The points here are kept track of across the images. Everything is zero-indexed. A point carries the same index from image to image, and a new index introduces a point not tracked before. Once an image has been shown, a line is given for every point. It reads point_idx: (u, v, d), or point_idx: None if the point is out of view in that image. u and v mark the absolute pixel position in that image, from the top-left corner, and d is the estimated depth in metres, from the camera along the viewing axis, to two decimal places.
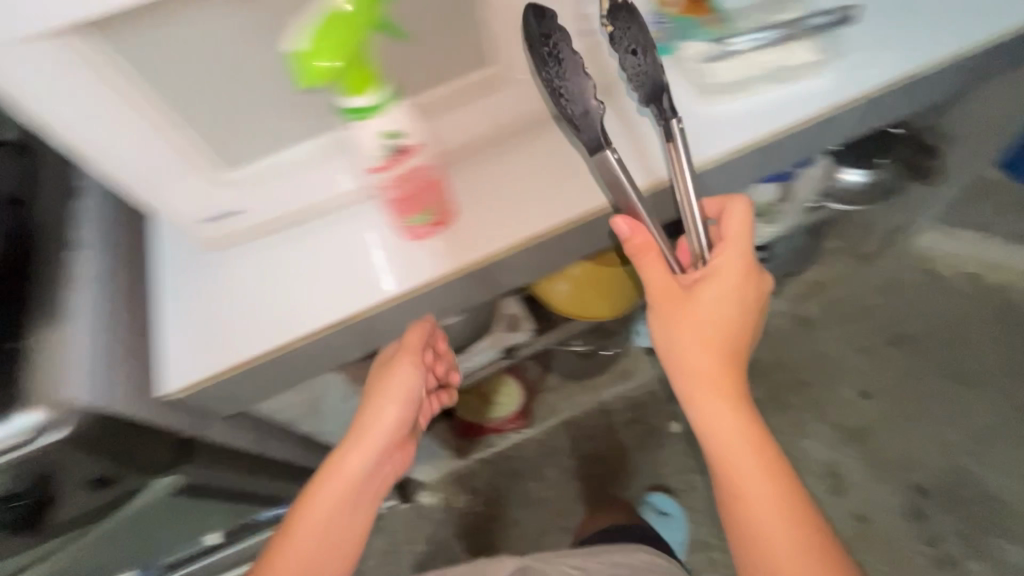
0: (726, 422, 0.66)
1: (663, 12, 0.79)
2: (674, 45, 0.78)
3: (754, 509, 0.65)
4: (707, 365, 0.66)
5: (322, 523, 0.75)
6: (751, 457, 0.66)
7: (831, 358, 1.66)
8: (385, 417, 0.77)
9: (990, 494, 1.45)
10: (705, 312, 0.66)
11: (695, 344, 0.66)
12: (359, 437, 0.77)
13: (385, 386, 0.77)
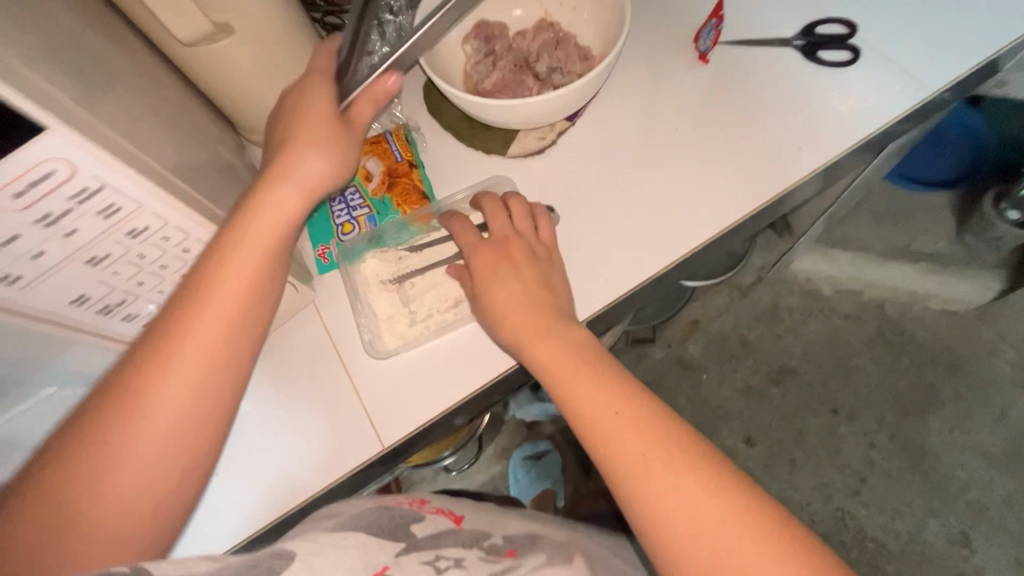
0: (543, 351, 0.60)
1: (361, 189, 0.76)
2: (380, 237, 0.75)
3: (616, 449, 0.53)
4: (517, 319, 0.62)
5: (195, 378, 0.54)
6: (592, 387, 0.57)
7: (715, 405, 1.56)
8: (258, 218, 0.58)
9: (874, 540, 1.41)
10: (512, 270, 0.65)
11: (502, 305, 0.64)
12: (226, 247, 0.57)
13: (284, 164, 0.60)
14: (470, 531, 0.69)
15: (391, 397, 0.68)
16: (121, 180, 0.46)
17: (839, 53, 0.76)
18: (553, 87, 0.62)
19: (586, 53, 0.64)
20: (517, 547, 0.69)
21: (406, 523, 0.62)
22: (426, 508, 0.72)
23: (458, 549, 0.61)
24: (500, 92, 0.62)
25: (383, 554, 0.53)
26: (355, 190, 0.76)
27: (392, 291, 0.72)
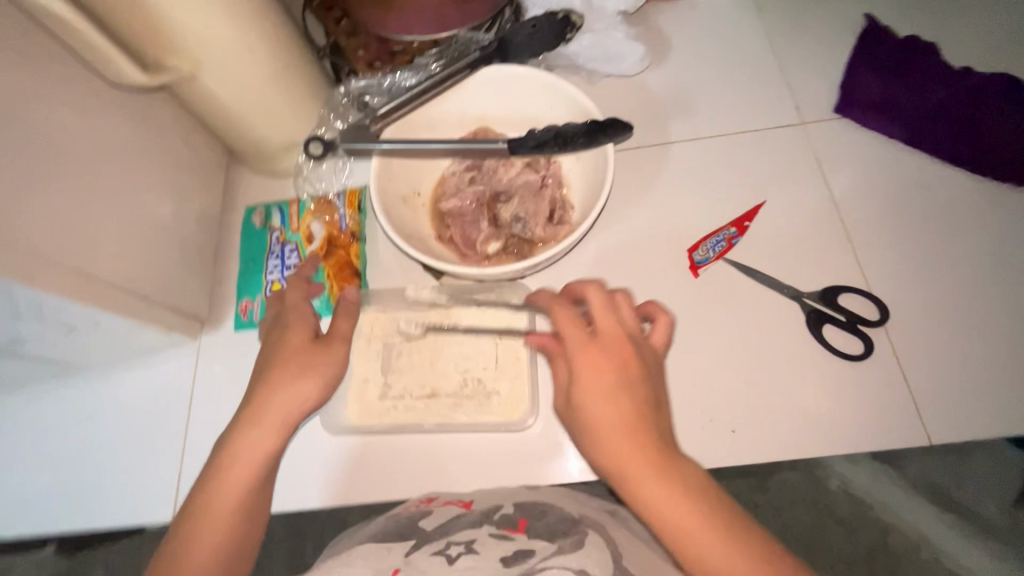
0: (659, 500, 0.37)
1: (299, 248, 0.62)
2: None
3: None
4: (620, 453, 0.39)
5: (231, 509, 0.44)
6: (702, 535, 0.36)
7: None
8: (280, 396, 0.47)
9: None
10: (612, 368, 0.42)
11: (608, 434, 0.40)
12: (255, 416, 0.46)
13: (255, 406, 0.47)
14: (480, 503, 0.48)
15: None
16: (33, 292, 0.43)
17: (843, 349, 0.52)
18: (511, 237, 0.55)
19: (561, 207, 0.56)
20: (529, 512, 0.46)
21: (412, 521, 0.45)
22: (435, 501, 0.50)
23: (467, 533, 0.42)
24: (440, 238, 0.56)
25: (388, 557, 0.39)
26: (293, 246, 0.62)
27: (376, 350, 0.57)
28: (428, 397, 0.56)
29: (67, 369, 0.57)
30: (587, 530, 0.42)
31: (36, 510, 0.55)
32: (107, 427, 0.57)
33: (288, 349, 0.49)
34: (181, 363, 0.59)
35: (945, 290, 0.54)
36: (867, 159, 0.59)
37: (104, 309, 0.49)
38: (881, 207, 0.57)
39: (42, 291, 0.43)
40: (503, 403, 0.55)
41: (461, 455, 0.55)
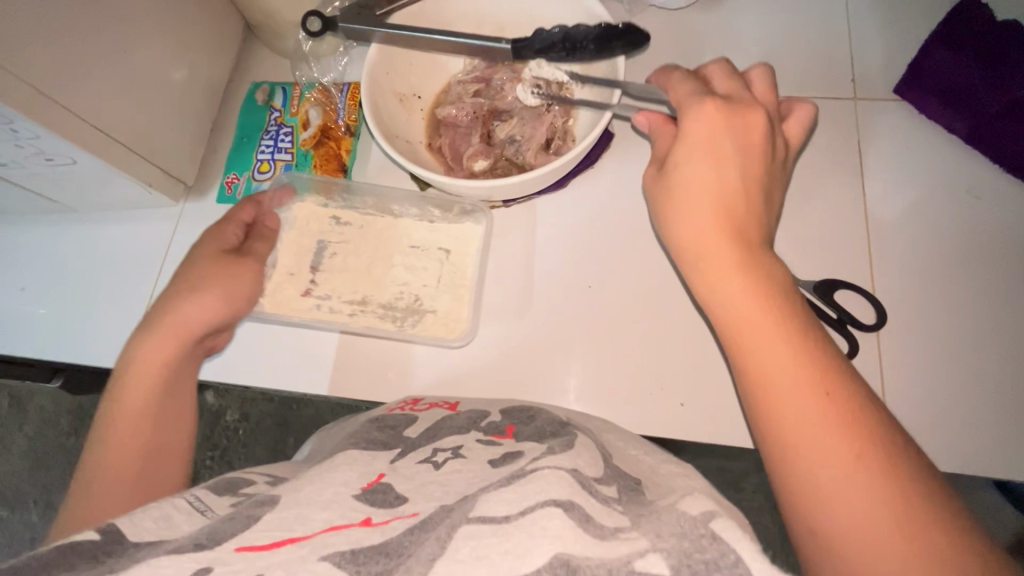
0: (727, 286, 0.35)
1: (293, 132, 0.60)
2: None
3: (799, 432, 0.31)
4: (703, 235, 0.36)
5: (143, 434, 0.44)
6: (760, 323, 0.33)
7: None
8: (191, 306, 0.48)
9: None
10: (728, 144, 0.36)
11: (694, 204, 0.37)
12: (151, 324, 0.47)
13: (158, 314, 0.48)
14: (470, 407, 0.48)
15: None
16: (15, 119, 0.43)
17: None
18: (499, 158, 0.53)
19: (561, 136, 0.52)
20: (517, 418, 0.46)
21: (397, 430, 0.44)
22: (421, 403, 0.49)
23: (453, 439, 0.41)
24: (432, 147, 0.54)
25: (374, 462, 0.37)
26: (288, 130, 0.60)
27: (311, 245, 0.56)
28: (356, 302, 0.55)
29: (57, 205, 0.59)
30: (575, 431, 0.40)
31: (13, 331, 0.58)
32: (85, 269, 0.60)
33: (201, 273, 0.50)
34: (163, 223, 0.60)
35: (967, 298, 0.49)
36: (917, 145, 0.53)
37: (81, 148, 0.48)
38: (916, 199, 0.52)
39: (15, 112, 0.42)
40: (436, 321, 0.53)
41: (422, 368, 0.53)
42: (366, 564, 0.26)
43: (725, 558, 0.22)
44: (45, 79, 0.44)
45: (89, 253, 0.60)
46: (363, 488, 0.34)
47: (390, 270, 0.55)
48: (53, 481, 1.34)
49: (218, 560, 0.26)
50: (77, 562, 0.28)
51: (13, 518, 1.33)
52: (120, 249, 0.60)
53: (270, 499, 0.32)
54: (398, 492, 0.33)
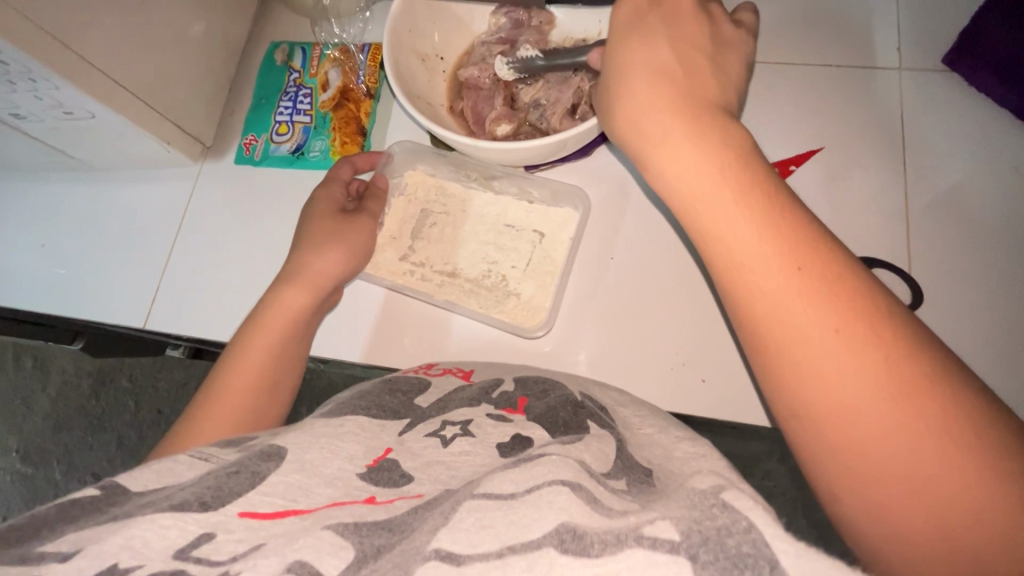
0: (676, 155, 0.33)
1: (312, 93, 0.59)
2: (302, 155, 0.58)
3: (760, 292, 0.30)
4: (647, 111, 0.34)
5: (249, 382, 0.45)
6: (716, 185, 0.32)
7: None
8: (314, 257, 0.50)
9: None
10: (650, 30, 0.36)
11: (634, 82, 0.35)
12: (290, 274, 0.50)
13: (296, 260, 0.51)
14: (483, 377, 0.47)
15: (186, 314, 0.56)
16: (41, 71, 0.43)
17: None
18: (524, 122, 0.51)
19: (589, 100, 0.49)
20: (531, 391, 0.44)
21: (408, 397, 0.42)
22: (436, 368, 0.49)
23: (464, 411, 0.40)
24: (454, 112, 0.53)
25: (382, 434, 0.36)
26: (307, 91, 0.59)
27: (413, 212, 0.56)
28: (448, 274, 0.54)
29: (75, 162, 0.59)
30: (586, 422, 0.38)
31: (36, 287, 0.58)
32: (105, 228, 0.60)
33: (323, 230, 0.52)
34: (181, 183, 0.59)
35: (1005, 280, 0.46)
36: (961, 120, 0.50)
37: (99, 103, 0.47)
38: (957, 178, 0.49)
39: (35, 63, 0.42)
40: (520, 305, 0.52)
41: (456, 335, 0.53)
42: (370, 536, 0.26)
43: (736, 523, 0.21)
44: (67, 29, 0.43)
45: (109, 210, 0.60)
46: (370, 464, 0.33)
47: (467, 245, 0.55)
48: (74, 441, 1.38)
49: (221, 527, 0.27)
50: (79, 515, 0.28)
51: (36, 475, 1.37)
52: (140, 207, 0.59)
53: (277, 453, 0.32)
54: (404, 470, 0.33)
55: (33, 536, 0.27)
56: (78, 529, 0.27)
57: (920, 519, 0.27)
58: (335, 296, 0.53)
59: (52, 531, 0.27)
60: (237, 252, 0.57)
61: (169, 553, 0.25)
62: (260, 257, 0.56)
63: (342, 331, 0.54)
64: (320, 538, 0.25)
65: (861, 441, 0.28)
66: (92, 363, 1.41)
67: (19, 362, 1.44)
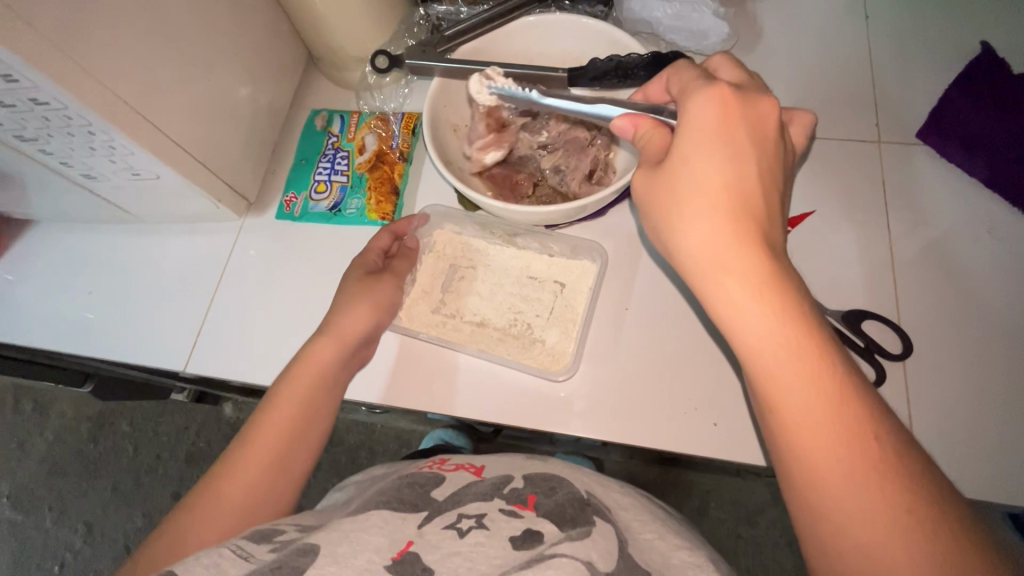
0: (740, 292, 0.34)
1: (349, 156, 0.65)
2: (339, 212, 0.63)
3: (808, 425, 0.32)
4: (716, 237, 0.35)
5: (284, 429, 0.49)
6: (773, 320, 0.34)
7: None
8: (342, 318, 0.54)
9: None
10: (731, 143, 0.36)
11: (704, 202, 0.36)
12: (321, 329, 0.54)
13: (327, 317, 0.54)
14: (494, 473, 0.51)
15: (225, 358, 0.59)
16: (124, 142, 0.48)
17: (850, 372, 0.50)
18: (544, 185, 0.57)
19: (603, 168, 0.56)
20: (539, 488, 0.48)
21: (425, 491, 0.47)
22: (448, 463, 0.55)
23: (478, 505, 0.45)
24: (481, 173, 0.57)
25: (404, 527, 0.42)
26: (344, 154, 0.65)
27: (442, 268, 0.61)
28: (477, 324, 0.58)
29: (128, 215, 0.63)
30: (592, 517, 0.44)
31: (82, 332, 0.62)
32: (152, 276, 0.64)
33: (355, 291, 0.55)
34: (224, 237, 0.64)
35: (984, 339, 0.51)
36: (929, 195, 0.56)
37: (170, 168, 0.53)
38: (928, 247, 0.54)
39: (118, 133, 0.47)
40: (545, 352, 0.56)
41: (465, 374, 0.56)
42: None
43: None
44: (147, 109, 0.49)
45: (156, 260, 0.64)
46: (394, 557, 0.39)
47: (490, 301, 0.59)
48: (69, 487, 1.36)
49: None
50: None
51: (26, 523, 1.34)
52: (185, 257, 0.64)
53: (313, 548, 0.39)
54: (425, 564, 0.38)
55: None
56: None
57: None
58: (366, 351, 0.56)
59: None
60: (276, 299, 0.61)
61: None
62: (301, 304, 0.60)
63: (363, 380, 0.57)
64: None
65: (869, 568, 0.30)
66: (93, 407, 1.41)
67: (18, 405, 1.44)
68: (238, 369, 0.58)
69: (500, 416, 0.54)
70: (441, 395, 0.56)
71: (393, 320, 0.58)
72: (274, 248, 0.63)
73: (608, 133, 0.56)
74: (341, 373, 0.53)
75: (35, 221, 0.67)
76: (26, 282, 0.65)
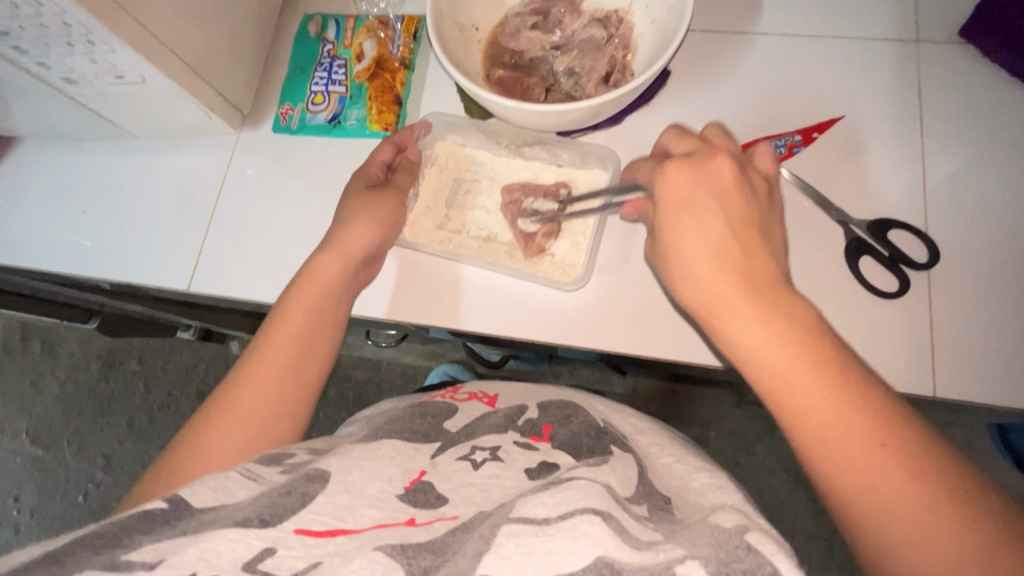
0: (752, 340, 0.36)
1: (347, 64, 0.60)
2: (339, 124, 0.59)
3: (824, 445, 0.34)
4: (715, 295, 0.37)
5: (293, 343, 0.47)
6: (784, 365, 0.35)
7: None
8: (348, 232, 0.52)
9: None
10: (704, 186, 0.39)
11: (696, 261, 0.38)
12: (326, 244, 0.52)
13: (333, 231, 0.53)
14: (508, 403, 0.53)
15: (228, 278, 0.58)
16: (106, 38, 0.45)
17: (874, 283, 0.49)
18: (557, 91, 0.53)
19: (620, 71, 0.52)
20: (554, 417, 0.50)
21: (438, 422, 0.49)
22: (461, 393, 0.57)
23: (492, 437, 0.46)
24: (508, 205, 0.56)
25: (417, 457, 0.43)
26: (342, 62, 0.61)
27: (446, 181, 0.59)
28: (484, 239, 0.57)
29: (116, 128, 0.60)
30: (609, 447, 0.44)
31: (80, 252, 0.60)
32: (146, 194, 0.61)
33: (363, 204, 0.53)
34: (219, 151, 0.61)
35: (1011, 249, 0.49)
36: (962, 101, 0.53)
37: (154, 68, 0.49)
38: (959, 158, 0.51)
39: (99, 28, 0.44)
40: (556, 265, 0.54)
41: (472, 285, 0.55)
42: (418, 559, 0.31)
43: (761, 568, 0.28)
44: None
45: (150, 179, 0.61)
46: (406, 487, 0.39)
47: (497, 214, 0.57)
48: (84, 424, 1.39)
49: (281, 541, 0.32)
50: (152, 524, 0.33)
51: (47, 457, 1.38)
52: (180, 175, 0.61)
53: (321, 474, 0.37)
54: (439, 492, 0.39)
55: (113, 544, 0.31)
56: (155, 539, 0.31)
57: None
58: (370, 268, 0.54)
59: (131, 540, 0.31)
60: (278, 216, 0.59)
61: (239, 564, 0.30)
62: (304, 220, 0.58)
63: (368, 295, 0.56)
64: (375, 561, 0.31)
65: (918, 566, 0.32)
66: (101, 347, 1.42)
67: (27, 345, 1.45)
68: (241, 289, 0.57)
69: (505, 329, 0.54)
70: (452, 312, 0.55)
71: (398, 236, 0.56)
72: (272, 165, 0.60)
73: (626, 31, 0.53)
74: (348, 289, 0.52)
75: (21, 139, 0.64)
76: (18, 202, 0.63)
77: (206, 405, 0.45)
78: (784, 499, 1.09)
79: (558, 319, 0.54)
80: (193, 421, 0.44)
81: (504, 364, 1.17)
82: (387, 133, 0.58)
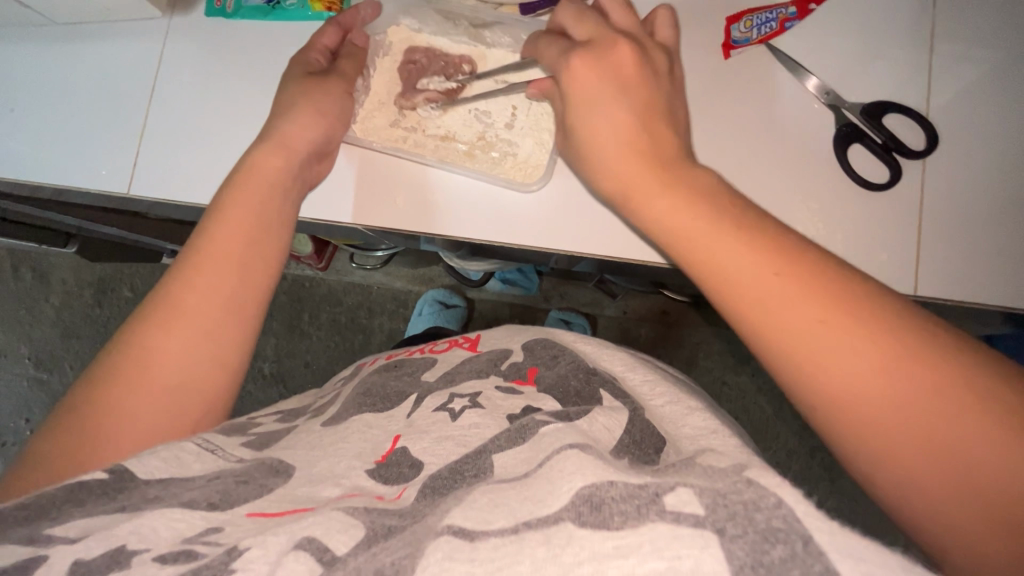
0: (667, 215, 0.36)
1: None
2: (279, 6, 0.54)
3: (774, 323, 0.31)
4: (630, 179, 0.38)
5: (240, 242, 0.44)
6: (716, 240, 0.34)
7: None
8: (291, 126, 0.48)
9: None
10: (611, 73, 0.41)
11: (607, 149, 0.40)
12: (266, 138, 0.48)
13: (274, 125, 0.49)
14: (491, 347, 0.51)
15: (177, 182, 0.54)
16: None
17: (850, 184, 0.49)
18: None
19: None
20: (541, 359, 0.48)
21: (416, 376, 0.48)
22: (441, 346, 0.55)
23: (473, 384, 0.45)
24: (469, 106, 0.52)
25: (391, 425, 0.41)
26: None
27: (402, 73, 0.53)
28: (442, 137, 0.52)
29: (35, 14, 0.54)
30: (598, 392, 0.42)
31: (19, 158, 0.56)
32: (80, 92, 0.56)
33: (305, 95, 0.49)
34: (152, 42, 0.55)
35: None
36: (969, 9, 0.50)
37: None
38: (952, 70, 0.50)
39: None
40: (515, 165, 0.51)
41: (438, 190, 0.51)
42: (382, 518, 0.30)
43: (764, 500, 0.23)
44: None
45: (82, 74, 0.56)
46: (379, 462, 0.37)
47: (453, 108, 0.52)
48: (84, 348, 1.40)
49: (230, 521, 0.31)
50: (87, 496, 0.31)
51: (52, 380, 1.39)
52: (115, 68, 0.55)
53: (285, 469, 0.36)
54: (412, 459, 0.37)
55: (40, 515, 0.30)
56: (88, 514, 0.30)
57: (944, 487, 0.27)
58: (320, 167, 0.51)
59: (60, 511, 0.30)
60: (224, 111, 0.54)
61: (179, 539, 0.30)
62: (252, 116, 0.54)
63: (329, 204, 0.52)
64: (331, 517, 0.29)
65: (906, 455, 0.28)
66: (90, 274, 1.41)
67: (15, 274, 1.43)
68: (192, 193, 0.53)
69: (465, 232, 0.51)
70: (418, 218, 0.51)
71: (347, 132, 0.52)
72: (212, 53, 0.54)
73: None
74: (295, 185, 0.48)
75: None
76: None
77: (143, 306, 0.43)
78: (769, 416, 1.10)
79: (533, 224, 0.50)
80: (130, 322, 0.42)
81: (488, 285, 1.17)
82: (331, 14, 0.53)
